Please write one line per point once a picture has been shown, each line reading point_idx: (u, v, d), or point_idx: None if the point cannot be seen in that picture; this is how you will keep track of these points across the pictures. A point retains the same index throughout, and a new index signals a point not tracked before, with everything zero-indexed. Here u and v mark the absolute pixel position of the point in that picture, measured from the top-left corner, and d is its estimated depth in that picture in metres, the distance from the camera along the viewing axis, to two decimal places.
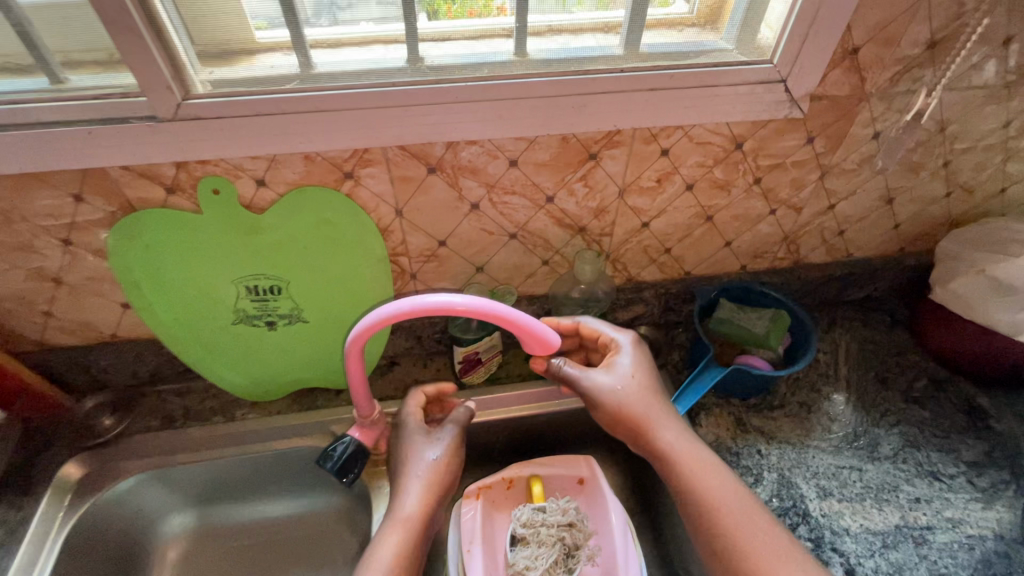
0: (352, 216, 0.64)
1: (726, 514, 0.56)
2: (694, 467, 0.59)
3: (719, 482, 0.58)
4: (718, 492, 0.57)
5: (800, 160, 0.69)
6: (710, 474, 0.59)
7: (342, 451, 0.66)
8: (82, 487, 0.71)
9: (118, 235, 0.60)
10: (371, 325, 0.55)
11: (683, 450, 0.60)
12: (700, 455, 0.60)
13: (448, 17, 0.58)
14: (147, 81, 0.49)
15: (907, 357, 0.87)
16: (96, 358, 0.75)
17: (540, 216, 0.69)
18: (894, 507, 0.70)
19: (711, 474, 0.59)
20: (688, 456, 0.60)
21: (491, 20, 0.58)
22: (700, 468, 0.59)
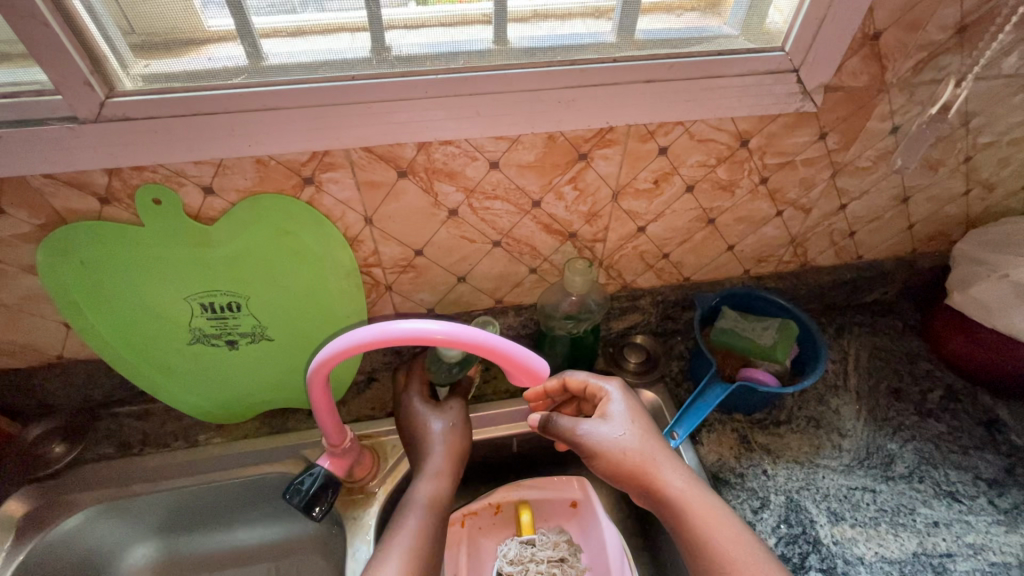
0: (315, 226, 0.57)
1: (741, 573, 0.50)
2: (702, 519, 0.53)
3: (731, 536, 0.52)
4: (731, 547, 0.51)
5: (810, 158, 0.63)
6: (720, 525, 0.53)
7: (311, 484, 0.59)
8: (27, 525, 0.65)
9: (48, 250, 0.53)
10: (339, 350, 0.48)
11: (689, 500, 0.54)
12: (708, 502, 0.54)
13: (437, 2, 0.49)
14: (61, 76, 0.42)
15: (919, 366, 0.82)
16: (42, 381, 0.68)
17: (525, 221, 0.63)
18: (910, 532, 0.65)
19: (722, 526, 0.53)
20: (695, 507, 0.53)
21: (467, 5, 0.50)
22: (708, 519, 0.53)
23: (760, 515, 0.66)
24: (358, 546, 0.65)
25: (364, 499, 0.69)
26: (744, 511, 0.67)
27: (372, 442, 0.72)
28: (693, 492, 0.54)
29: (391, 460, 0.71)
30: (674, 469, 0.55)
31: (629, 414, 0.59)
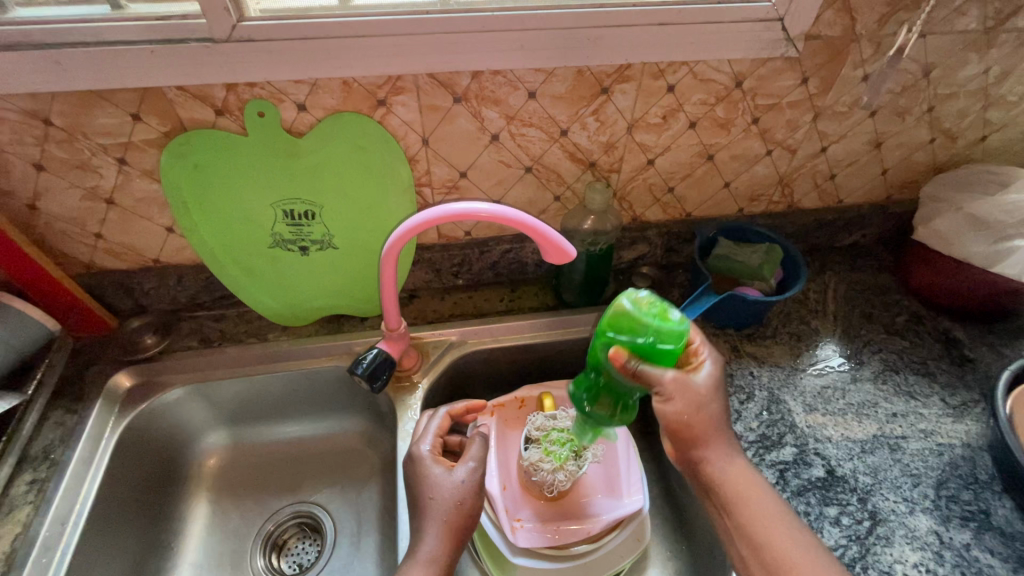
0: (383, 144, 0.69)
1: (759, 527, 0.59)
2: (740, 483, 0.61)
3: (759, 498, 0.61)
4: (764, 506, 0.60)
5: (795, 101, 0.75)
6: (752, 489, 0.61)
7: (371, 359, 0.72)
8: (129, 398, 0.77)
9: (170, 154, 0.66)
10: (416, 227, 0.61)
11: (732, 467, 0.62)
12: (746, 472, 0.62)
13: None
14: (207, 2, 0.54)
15: (891, 297, 0.93)
16: (141, 281, 0.81)
17: (554, 149, 0.75)
18: (872, 420, 0.77)
19: (755, 490, 0.61)
20: (735, 474, 0.62)
21: None
22: (743, 484, 0.61)
23: (747, 404, 0.78)
24: (407, 421, 0.78)
25: (409, 386, 0.81)
26: (733, 401, 0.79)
27: (416, 342, 0.85)
28: (736, 460, 0.62)
29: (433, 356, 0.84)
30: (725, 443, 0.63)
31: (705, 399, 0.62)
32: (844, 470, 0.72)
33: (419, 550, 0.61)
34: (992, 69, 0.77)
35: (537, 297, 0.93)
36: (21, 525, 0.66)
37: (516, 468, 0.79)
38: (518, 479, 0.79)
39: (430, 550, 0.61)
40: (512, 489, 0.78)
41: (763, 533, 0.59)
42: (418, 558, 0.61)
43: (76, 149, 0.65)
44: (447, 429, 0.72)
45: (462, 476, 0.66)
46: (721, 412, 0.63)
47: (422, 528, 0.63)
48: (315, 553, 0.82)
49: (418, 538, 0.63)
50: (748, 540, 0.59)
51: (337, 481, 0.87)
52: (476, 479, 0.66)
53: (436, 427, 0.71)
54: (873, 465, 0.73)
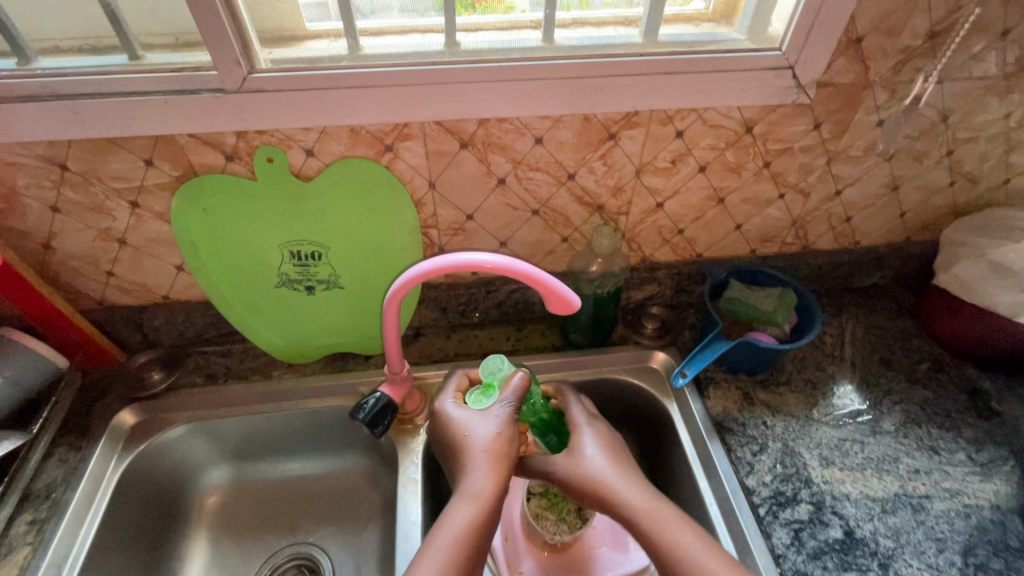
0: (389, 188, 0.69)
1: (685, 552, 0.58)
2: (654, 518, 0.62)
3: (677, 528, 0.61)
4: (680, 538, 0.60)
5: (807, 146, 0.74)
6: (666, 522, 0.61)
7: (373, 404, 0.71)
8: (133, 435, 0.77)
9: (181, 198, 0.67)
10: (405, 285, 0.61)
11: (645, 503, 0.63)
12: (657, 506, 0.63)
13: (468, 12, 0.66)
14: (218, 55, 0.56)
15: (912, 343, 0.90)
16: (150, 317, 0.82)
17: (561, 192, 0.74)
18: (893, 477, 0.74)
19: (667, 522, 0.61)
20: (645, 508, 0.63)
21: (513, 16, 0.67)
22: (658, 518, 0.62)
23: (759, 456, 0.75)
24: (409, 467, 0.77)
25: (412, 429, 0.80)
26: (745, 453, 0.76)
27: (420, 383, 0.84)
28: (643, 495, 0.64)
29: (437, 398, 0.82)
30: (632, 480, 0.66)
31: (605, 454, 0.68)
32: (863, 532, 0.69)
33: (468, 484, 0.63)
34: (1014, 114, 0.74)
35: (545, 336, 0.92)
36: (18, 568, 0.65)
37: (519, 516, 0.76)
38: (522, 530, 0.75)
39: (479, 483, 0.63)
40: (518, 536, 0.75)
41: (680, 559, 0.58)
42: (467, 491, 0.63)
43: (90, 192, 0.66)
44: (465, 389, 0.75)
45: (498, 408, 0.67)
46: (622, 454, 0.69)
47: (468, 466, 0.65)
48: None
49: (465, 475, 0.64)
50: (670, 573, 0.58)
51: (338, 522, 0.86)
52: (509, 413, 0.67)
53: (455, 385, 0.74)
54: (894, 526, 0.69)
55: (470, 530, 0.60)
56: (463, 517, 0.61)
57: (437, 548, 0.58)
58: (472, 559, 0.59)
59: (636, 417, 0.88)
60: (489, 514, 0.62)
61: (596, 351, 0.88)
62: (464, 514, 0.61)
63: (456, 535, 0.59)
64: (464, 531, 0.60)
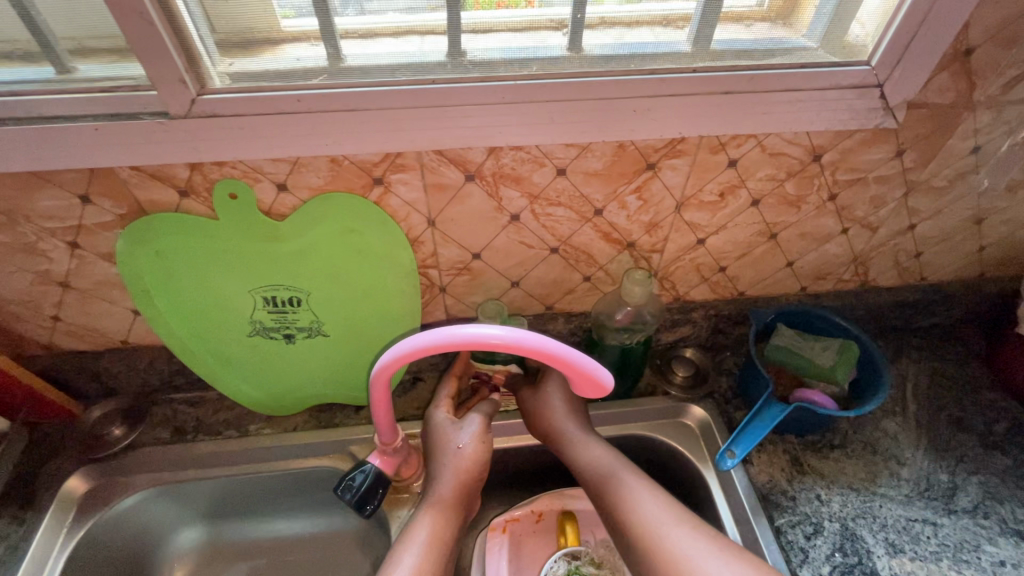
0: (381, 227, 0.58)
1: (635, 508, 0.58)
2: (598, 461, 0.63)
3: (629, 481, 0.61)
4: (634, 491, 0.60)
5: (884, 176, 0.61)
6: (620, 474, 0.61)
7: (362, 481, 0.60)
8: (86, 504, 0.67)
9: (128, 239, 0.55)
10: (395, 359, 0.49)
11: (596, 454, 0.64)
12: (610, 459, 0.63)
13: (476, 8, 0.50)
14: (159, 73, 0.44)
15: (985, 397, 0.78)
16: (107, 364, 0.71)
17: (585, 229, 0.62)
18: (975, 570, 0.62)
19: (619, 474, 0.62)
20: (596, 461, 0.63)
21: (520, 14, 0.51)
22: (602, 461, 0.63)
23: (814, 541, 0.64)
24: None
25: (409, 499, 0.69)
26: (797, 536, 0.65)
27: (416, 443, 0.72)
28: (595, 447, 0.64)
29: None
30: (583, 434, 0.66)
31: (565, 404, 0.68)
32: None
33: (431, 493, 0.60)
34: None
35: None
36: None
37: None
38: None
39: (442, 491, 0.60)
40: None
41: (628, 508, 0.59)
42: (431, 499, 0.59)
43: (19, 232, 0.55)
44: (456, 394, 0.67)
45: (472, 417, 0.63)
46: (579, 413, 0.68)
47: (437, 473, 0.61)
48: None
49: (431, 481, 0.61)
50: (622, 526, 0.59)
51: None
52: (484, 428, 0.62)
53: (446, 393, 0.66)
54: None
55: (438, 537, 0.57)
56: (428, 525, 0.57)
57: (402, 561, 0.55)
58: (441, 563, 0.56)
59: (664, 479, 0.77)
60: (453, 523, 0.58)
61: (621, 403, 0.77)
62: (431, 526, 0.57)
63: (419, 542, 0.56)
64: (428, 538, 0.57)
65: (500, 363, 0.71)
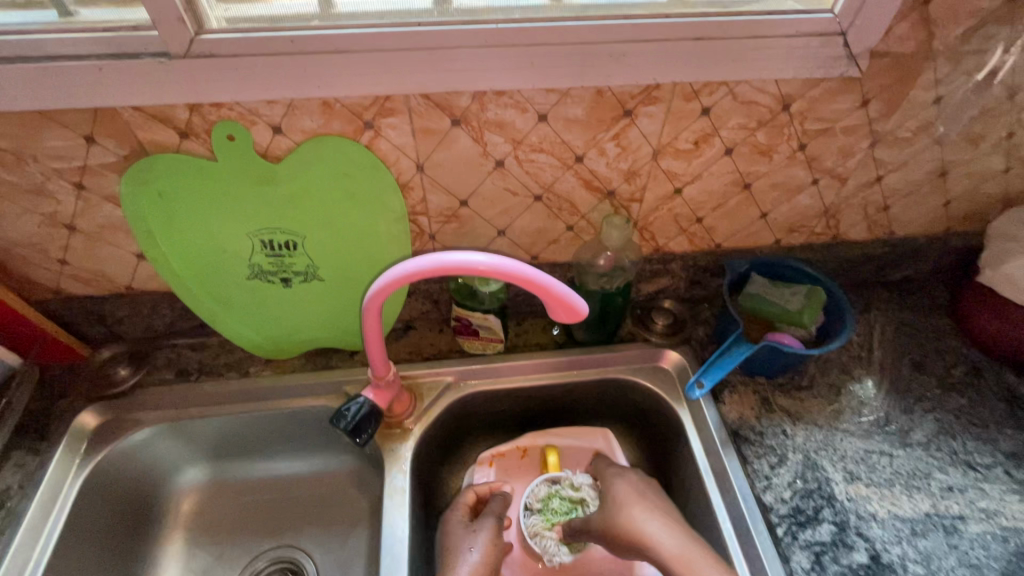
0: (372, 172, 0.61)
1: None
2: (690, 560, 0.58)
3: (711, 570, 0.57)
4: None
5: (851, 126, 0.65)
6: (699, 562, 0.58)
7: (356, 411, 0.64)
8: (97, 438, 0.71)
9: (132, 179, 0.59)
10: (386, 285, 0.53)
11: (679, 545, 0.60)
12: (686, 547, 0.60)
13: None
14: (159, 12, 0.46)
15: (946, 344, 0.83)
16: (112, 308, 0.74)
17: (567, 176, 0.66)
18: (924, 495, 0.67)
19: (694, 555, 0.59)
20: (676, 554, 0.59)
21: None
22: (691, 557, 0.59)
23: (778, 470, 0.69)
24: (396, 475, 0.70)
25: (400, 434, 0.73)
26: (763, 465, 0.70)
27: (409, 383, 0.77)
28: (673, 536, 0.61)
29: (428, 399, 0.76)
30: (664, 524, 0.63)
31: (638, 496, 0.67)
32: (890, 556, 0.63)
33: None
34: None
35: (546, 331, 0.84)
36: None
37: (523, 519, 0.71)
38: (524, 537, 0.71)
39: None
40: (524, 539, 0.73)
41: None
42: None
43: (27, 173, 0.58)
44: (472, 504, 0.72)
45: (484, 525, 0.67)
46: (655, 502, 0.66)
47: None
48: None
49: None
50: None
51: (322, 526, 0.80)
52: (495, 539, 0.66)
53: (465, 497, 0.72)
54: (925, 551, 0.63)
55: None
56: None
57: None
58: None
59: (643, 421, 0.82)
60: None
61: (603, 349, 0.80)
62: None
63: None
64: None
65: (481, 311, 0.74)
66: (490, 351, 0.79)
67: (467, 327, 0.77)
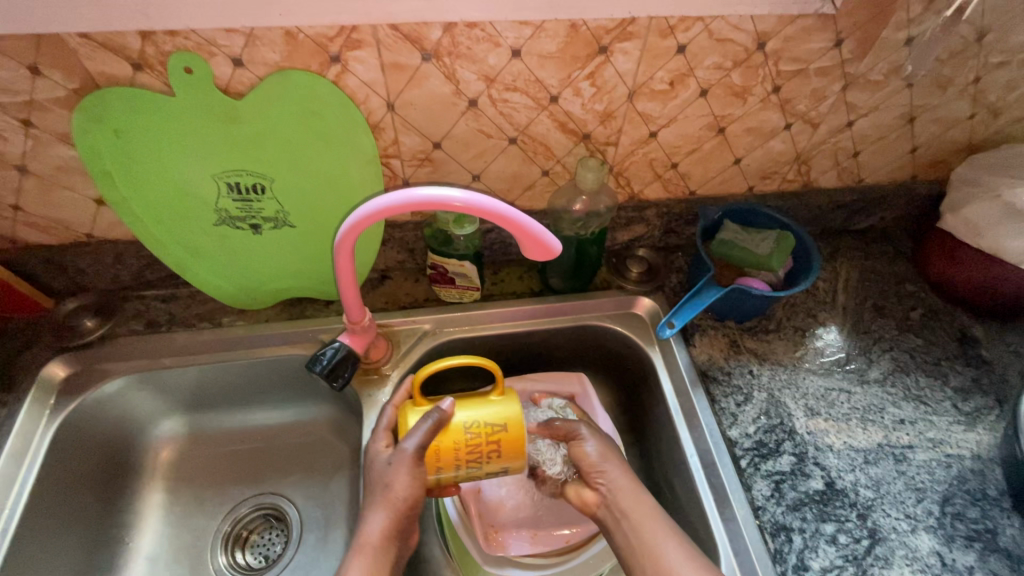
0: (340, 111, 0.59)
1: (659, 543, 0.55)
2: (634, 509, 0.58)
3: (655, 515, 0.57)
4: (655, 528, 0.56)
5: (824, 67, 0.65)
6: (648, 508, 0.58)
7: (332, 355, 0.65)
8: (67, 388, 0.70)
9: (84, 115, 0.56)
10: (359, 223, 0.52)
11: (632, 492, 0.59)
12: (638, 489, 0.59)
13: None
14: None
15: (906, 288, 0.86)
16: (73, 259, 0.72)
17: (542, 118, 0.65)
18: (878, 427, 0.71)
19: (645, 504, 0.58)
20: (630, 499, 0.58)
21: None
22: (639, 510, 0.58)
23: (743, 407, 0.72)
24: (374, 419, 0.71)
25: (378, 379, 0.74)
26: (729, 403, 0.73)
27: (385, 330, 0.77)
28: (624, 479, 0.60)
29: (404, 346, 0.76)
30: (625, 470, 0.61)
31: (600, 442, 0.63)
32: (844, 482, 0.67)
33: (366, 530, 0.55)
34: None
35: (522, 280, 0.84)
36: None
37: (468, 396, 0.60)
38: (475, 413, 0.57)
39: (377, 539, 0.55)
40: (445, 414, 0.56)
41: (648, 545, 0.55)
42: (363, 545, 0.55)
43: None
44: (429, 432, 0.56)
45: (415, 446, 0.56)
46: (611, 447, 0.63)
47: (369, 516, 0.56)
48: (282, 545, 0.76)
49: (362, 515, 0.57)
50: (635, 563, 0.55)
51: (302, 473, 0.80)
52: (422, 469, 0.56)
53: (429, 428, 0.56)
54: (876, 477, 0.68)
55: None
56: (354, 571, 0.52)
57: None
58: None
59: (618, 366, 0.84)
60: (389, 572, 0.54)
61: (578, 296, 0.81)
62: (383, 524, 0.55)
63: None
64: None
65: (456, 258, 0.73)
66: (466, 299, 0.80)
67: (441, 275, 0.77)
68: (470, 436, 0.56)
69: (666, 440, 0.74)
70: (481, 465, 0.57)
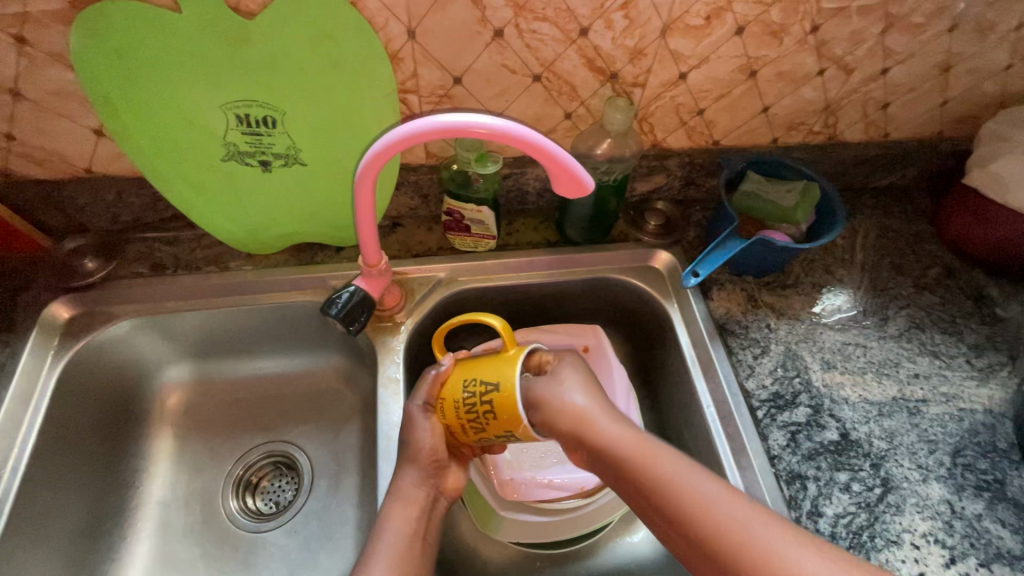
0: (356, 35, 0.55)
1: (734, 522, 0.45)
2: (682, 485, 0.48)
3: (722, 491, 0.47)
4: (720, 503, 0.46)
5: (864, 6, 0.63)
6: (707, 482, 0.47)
7: (347, 299, 0.63)
8: (70, 330, 0.68)
9: (83, 33, 0.52)
10: (380, 153, 0.50)
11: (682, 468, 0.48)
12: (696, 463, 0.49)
13: None
14: None
15: (925, 247, 0.85)
16: (72, 196, 0.68)
17: (570, 53, 0.61)
18: (893, 381, 0.72)
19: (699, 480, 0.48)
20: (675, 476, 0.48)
21: None
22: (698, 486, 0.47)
23: (760, 359, 0.72)
24: (389, 365, 0.70)
25: (391, 327, 0.72)
26: (746, 355, 0.72)
27: (398, 279, 0.75)
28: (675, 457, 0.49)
29: (417, 296, 0.74)
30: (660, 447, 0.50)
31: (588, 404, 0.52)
32: (858, 434, 0.67)
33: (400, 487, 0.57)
34: None
35: (538, 231, 0.82)
36: None
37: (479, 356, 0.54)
38: (477, 372, 0.52)
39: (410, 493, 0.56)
40: (444, 371, 0.56)
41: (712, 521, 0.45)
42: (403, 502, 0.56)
43: None
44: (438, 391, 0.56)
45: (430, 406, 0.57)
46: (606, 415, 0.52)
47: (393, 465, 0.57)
48: (293, 492, 0.76)
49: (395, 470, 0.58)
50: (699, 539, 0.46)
51: (311, 422, 0.80)
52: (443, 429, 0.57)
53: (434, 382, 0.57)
54: (890, 429, 0.68)
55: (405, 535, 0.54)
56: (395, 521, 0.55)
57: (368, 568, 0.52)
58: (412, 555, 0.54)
59: (633, 320, 0.83)
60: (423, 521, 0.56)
61: (594, 248, 0.80)
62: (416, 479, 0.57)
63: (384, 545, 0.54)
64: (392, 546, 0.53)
65: (474, 203, 0.71)
66: (480, 248, 0.78)
67: (457, 222, 0.74)
68: (466, 397, 0.52)
69: (681, 392, 0.74)
70: (486, 431, 0.52)
